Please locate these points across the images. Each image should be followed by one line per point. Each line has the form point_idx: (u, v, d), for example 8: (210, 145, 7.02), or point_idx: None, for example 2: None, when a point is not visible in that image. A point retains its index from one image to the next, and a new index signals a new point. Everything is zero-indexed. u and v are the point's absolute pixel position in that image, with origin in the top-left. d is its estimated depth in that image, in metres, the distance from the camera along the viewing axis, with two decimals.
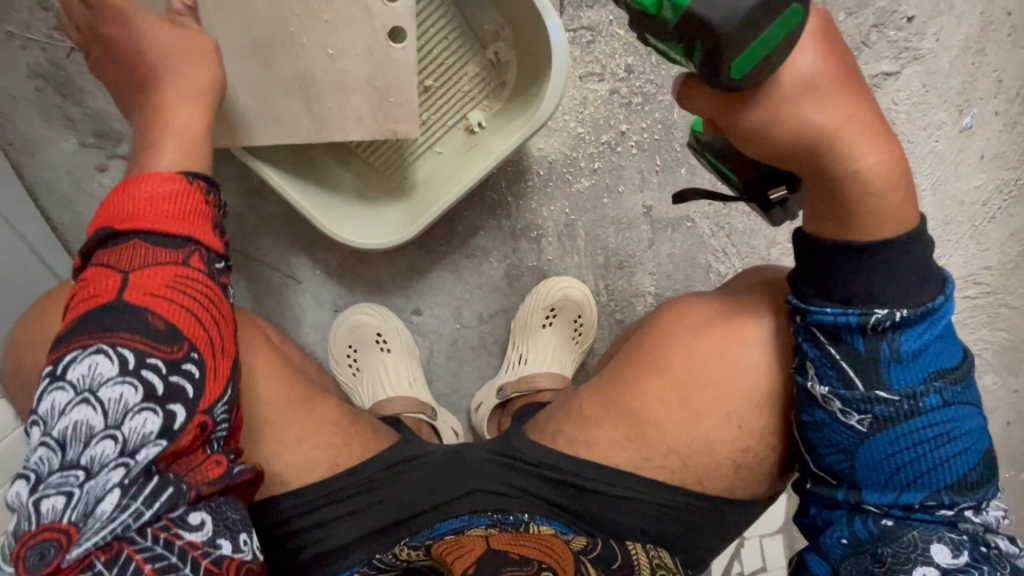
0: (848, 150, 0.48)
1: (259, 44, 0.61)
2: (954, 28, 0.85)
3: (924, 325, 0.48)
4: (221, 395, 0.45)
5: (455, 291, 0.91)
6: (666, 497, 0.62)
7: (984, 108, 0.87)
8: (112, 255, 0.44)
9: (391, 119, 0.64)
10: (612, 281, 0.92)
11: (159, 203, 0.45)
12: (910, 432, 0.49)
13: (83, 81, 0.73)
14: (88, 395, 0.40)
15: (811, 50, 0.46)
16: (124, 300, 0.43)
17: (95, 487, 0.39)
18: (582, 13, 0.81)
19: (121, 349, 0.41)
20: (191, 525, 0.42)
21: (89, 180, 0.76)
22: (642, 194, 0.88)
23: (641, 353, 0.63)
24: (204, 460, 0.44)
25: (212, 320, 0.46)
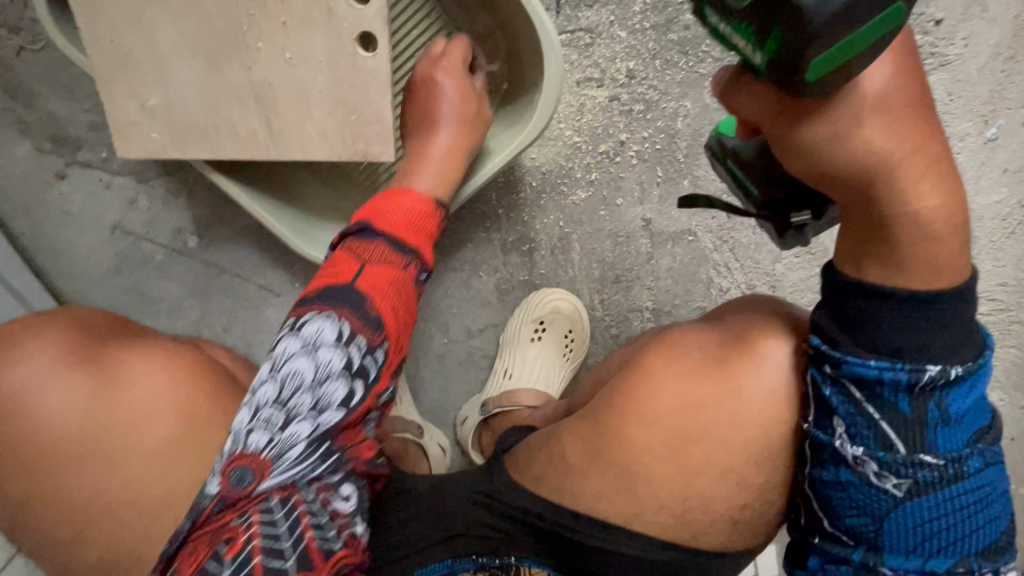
0: (908, 186, 0.41)
1: (210, 50, 0.55)
2: (985, 33, 0.78)
3: (969, 385, 0.45)
4: (388, 386, 0.53)
5: (443, 304, 0.87)
6: (653, 554, 0.54)
7: (1011, 118, 0.81)
8: (365, 247, 0.51)
9: (360, 140, 0.57)
10: (608, 296, 0.87)
11: (415, 218, 0.54)
12: (947, 498, 0.45)
13: (35, 82, 0.67)
14: (310, 353, 0.49)
15: (888, 66, 0.38)
16: (355, 287, 0.50)
17: (288, 436, 0.49)
18: (581, 14, 0.75)
19: (342, 324, 0.49)
20: (342, 495, 0.54)
21: (49, 188, 0.71)
22: (641, 207, 0.82)
23: (626, 400, 0.56)
24: (364, 444, 0.54)
25: (401, 323, 0.52)
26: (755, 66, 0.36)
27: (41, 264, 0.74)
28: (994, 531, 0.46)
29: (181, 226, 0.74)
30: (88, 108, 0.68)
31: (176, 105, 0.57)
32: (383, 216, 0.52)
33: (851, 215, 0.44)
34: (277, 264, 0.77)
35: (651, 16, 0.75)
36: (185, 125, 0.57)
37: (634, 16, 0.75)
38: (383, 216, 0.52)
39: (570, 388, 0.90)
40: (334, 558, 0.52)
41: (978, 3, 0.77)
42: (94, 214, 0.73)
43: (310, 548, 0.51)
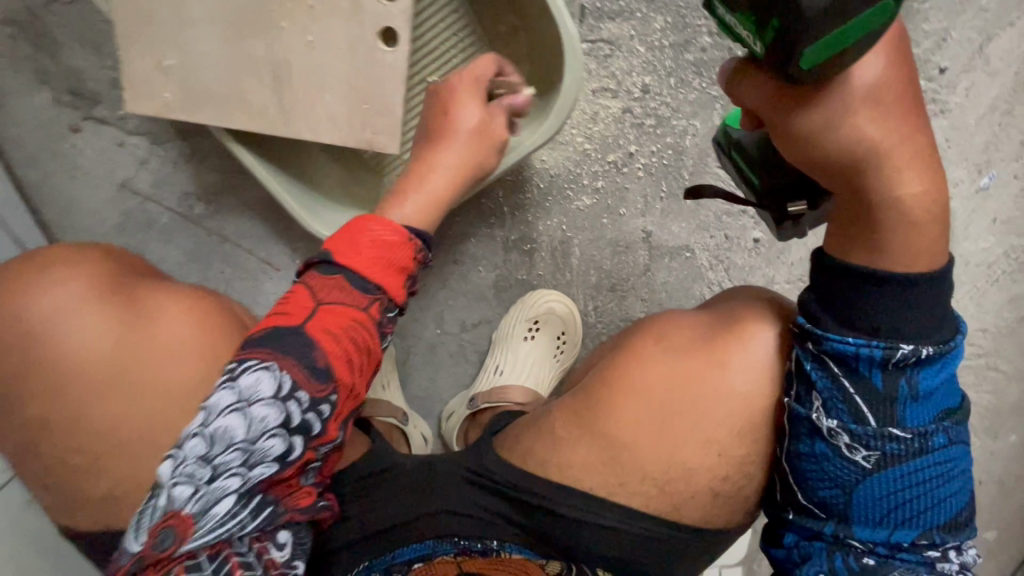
0: (891, 174, 0.44)
1: (234, 21, 0.55)
2: (986, 86, 0.81)
3: (941, 364, 0.47)
4: (334, 437, 0.50)
5: (439, 296, 0.88)
6: (639, 525, 0.56)
7: (1003, 170, 0.84)
8: (320, 283, 0.49)
9: (369, 129, 0.56)
10: (602, 304, 0.88)
11: (386, 251, 0.50)
12: (910, 471, 0.47)
13: (61, 35, 0.68)
14: (242, 408, 0.45)
15: (883, 58, 0.40)
16: (302, 330, 0.47)
17: (217, 488, 0.45)
18: (603, 25, 0.77)
19: (284, 374, 0.46)
20: (277, 543, 0.49)
21: (61, 140, 0.71)
22: (643, 219, 0.84)
23: (615, 374, 0.59)
24: (301, 491, 0.51)
25: (349, 369, 0.49)
26: (756, 53, 0.40)
27: (43, 215, 0.73)
28: (957, 505, 0.48)
29: (188, 191, 0.75)
30: (110, 65, 0.69)
31: (191, 69, 0.56)
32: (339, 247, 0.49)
33: (842, 203, 0.47)
34: (281, 237, 0.77)
35: (670, 35, 0.77)
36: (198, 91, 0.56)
37: (654, 32, 0.77)
38: (340, 252, 0.49)
39: (557, 390, 0.91)
40: None
41: (984, 56, 0.79)
42: (103, 170, 0.73)
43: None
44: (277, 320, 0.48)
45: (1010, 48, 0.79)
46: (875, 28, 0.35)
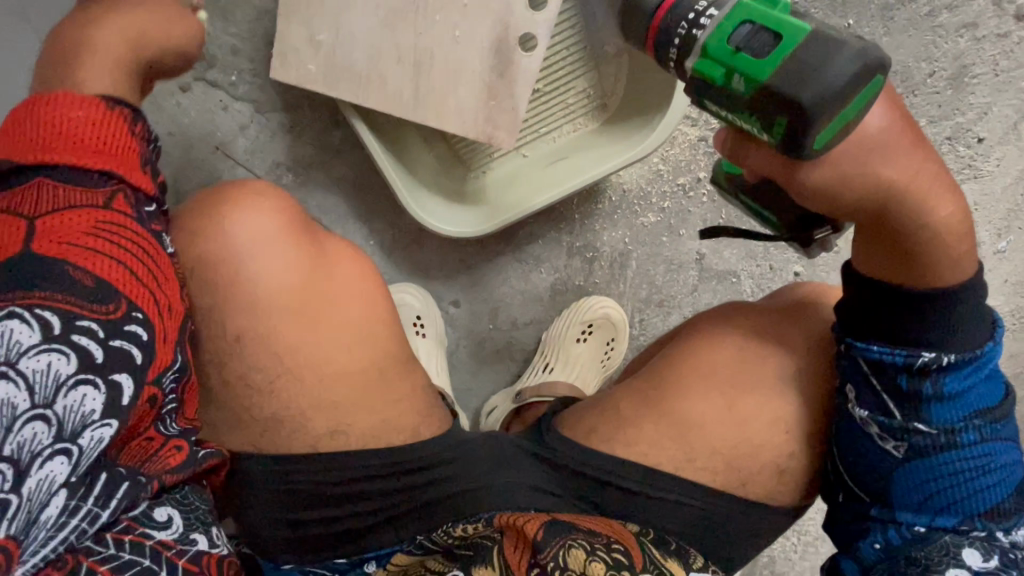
0: (918, 205, 0.48)
1: (393, 11, 0.64)
2: (1014, 159, 0.89)
3: (970, 368, 0.50)
4: (167, 362, 0.42)
5: (497, 292, 0.91)
6: (710, 500, 0.58)
7: (1019, 237, 0.93)
8: (20, 198, 0.40)
9: (491, 123, 0.64)
10: (647, 317, 0.93)
11: (65, 123, 0.42)
12: (944, 462, 0.51)
13: None
14: (11, 370, 0.34)
15: (882, 106, 0.46)
16: (31, 251, 0.39)
17: (37, 491, 0.34)
18: None
19: (47, 311, 0.37)
20: (158, 522, 0.40)
21: (169, 97, 0.74)
22: (699, 241, 0.90)
23: (683, 355, 0.62)
24: (165, 448, 0.43)
25: (152, 277, 0.42)
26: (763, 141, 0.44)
27: None
28: (1003, 490, 0.51)
29: (280, 161, 0.78)
30: (233, 33, 0.73)
31: (342, 46, 0.65)
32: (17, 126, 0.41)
33: (866, 237, 0.50)
34: None
35: None
36: (349, 68, 0.65)
37: None
38: (28, 130, 0.42)
39: None
40: None
41: (1016, 132, 0.88)
42: (203, 131, 0.76)
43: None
44: (100, 212, 0.41)
45: None
46: (862, 106, 0.41)
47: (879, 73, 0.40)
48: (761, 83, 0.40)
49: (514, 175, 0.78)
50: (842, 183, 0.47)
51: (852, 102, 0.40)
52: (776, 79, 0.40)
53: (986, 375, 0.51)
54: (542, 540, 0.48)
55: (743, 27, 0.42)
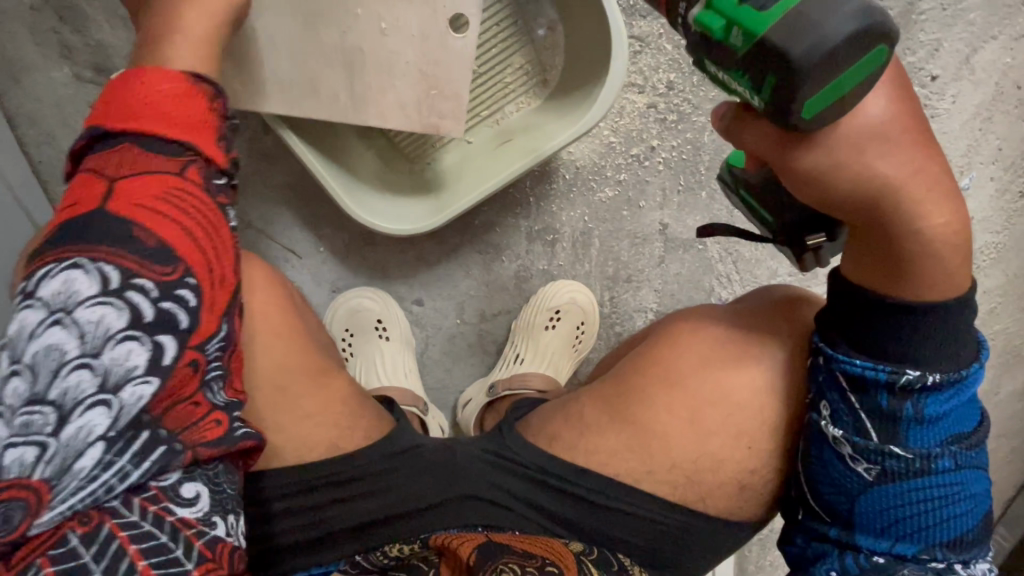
0: (916, 206, 0.45)
1: (310, 13, 0.59)
2: (970, 94, 0.88)
3: (953, 390, 0.49)
4: (216, 330, 0.40)
5: (460, 286, 0.88)
6: (664, 513, 0.58)
7: (981, 173, 0.92)
8: (100, 160, 0.39)
9: (436, 114, 0.61)
10: (617, 294, 0.91)
11: (161, 104, 0.40)
12: (913, 488, 0.50)
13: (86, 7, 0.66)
14: (64, 317, 0.35)
15: (883, 93, 0.43)
16: (107, 209, 0.38)
17: (73, 440, 0.34)
18: (634, 22, 0.80)
19: (101, 265, 0.36)
20: (183, 500, 0.38)
21: (80, 118, 0.68)
22: (660, 212, 0.87)
23: (650, 363, 0.60)
24: (206, 420, 0.39)
25: (212, 244, 0.40)
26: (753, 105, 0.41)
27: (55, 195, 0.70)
28: (964, 523, 0.51)
29: None
30: None
31: (268, 59, 0.61)
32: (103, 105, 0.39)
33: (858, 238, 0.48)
34: None
35: None
36: (274, 83, 0.61)
37: None
38: (110, 111, 0.40)
39: (572, 379, 0.93)
40: None
41: (969, 66, 0.86)
42: None
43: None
44: (167, 180, 0.39)
45: (993, 59, 0.87)
46: (863, 79, 0.39)
47: (885, 39, 0.37)
48: (760, 35, 0.38)
49: (457, 170, 0.75)
50: (833, 174, 0.44)
51: (851, 65, 0.38)
52: (774, 35, 0.37)
53: (964, 403, 0.50)
54: (477, 561, 0.50)
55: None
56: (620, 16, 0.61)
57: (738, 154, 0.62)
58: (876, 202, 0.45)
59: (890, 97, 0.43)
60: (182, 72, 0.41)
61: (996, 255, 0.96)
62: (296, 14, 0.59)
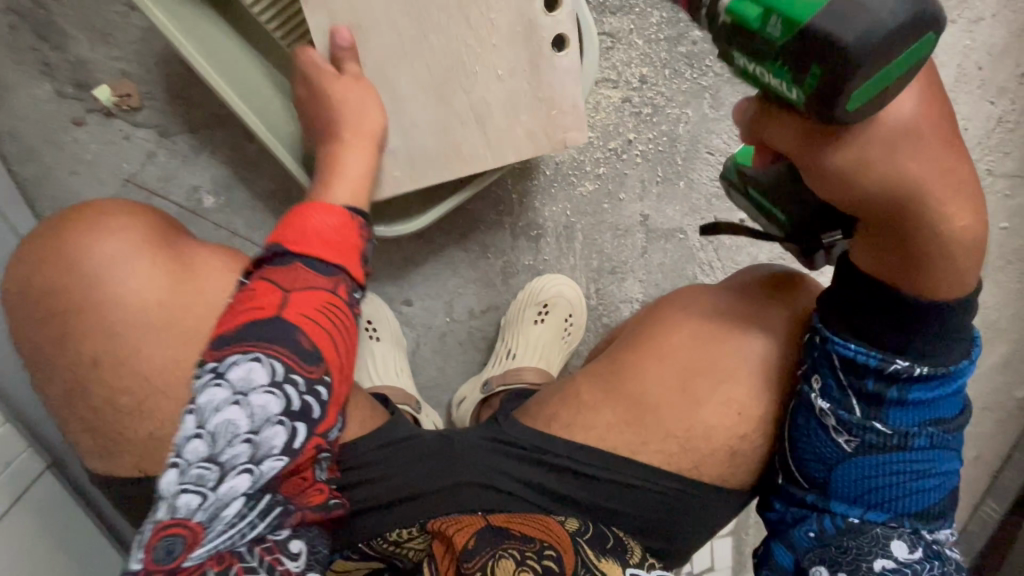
0: (937, 208, 0.44)
1: (435, 75, 0.63)
2: None
3: (938, 382, 0.50)
4: (336, 421, 0.49)
5: (448, 284, 0.90)
6: (660, 483, 0.59)
7: None
8: (276, 272, 0.48)
9: (562, 130, 0.66)
10: (603, 286, 0.93)
11: (327, 233, 0.50)
12: (886, 461, 0.52)
13: (66, 24, 0.67)
14: (242, 398, 0.44)
15: (917, 91, 0.41)
16: (282, 317, 0.47)
17: (226, 493, 0.43)
18: (605, 19, 0.82)
19: (273, 360, 0.45)
20: (290, 553, 0.47)
21: (62, 133, 0.69)
22: (640, 203, 0.89)
23: (643, 340, 0.63)
24: (312, 488, 0.50)
25: (335, 348, 0.48)
26: (790, 98, 0.40)
27: (40, 210, 0.71)
28: (929, 499, 0.53)
29: (198, 184, 0.73)
30: (118, 56, 0.68)
31: (404, 125, 0.64)
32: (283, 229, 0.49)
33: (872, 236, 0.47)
34: None
35: (664, 28, 0.83)
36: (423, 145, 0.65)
37: (652, 26, 0.83)
38: (290, 236, 0.49)
39: (563, 371, 0.95)
40: None
41: None
42: (108, 163, 0.71)
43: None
44: (322, 296, 0.48)
45: (951, 42, 0.90)
46: (905, 71, 0.38)
47: (931, 30, 0.37)
48: (803, 23, 0.36)
49: None
50: (858, 174, 0.43)
51: (894, 54, 0.37)
52: (820, 21, 0.36)
53: (947, 394, 0.51)
54: (471, 549, 0.49)
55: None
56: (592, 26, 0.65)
57: (745, 153, 0.62)
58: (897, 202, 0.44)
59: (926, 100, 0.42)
60: (344, 210, 0.52)
61: None
62: (421, 75, 0.63)
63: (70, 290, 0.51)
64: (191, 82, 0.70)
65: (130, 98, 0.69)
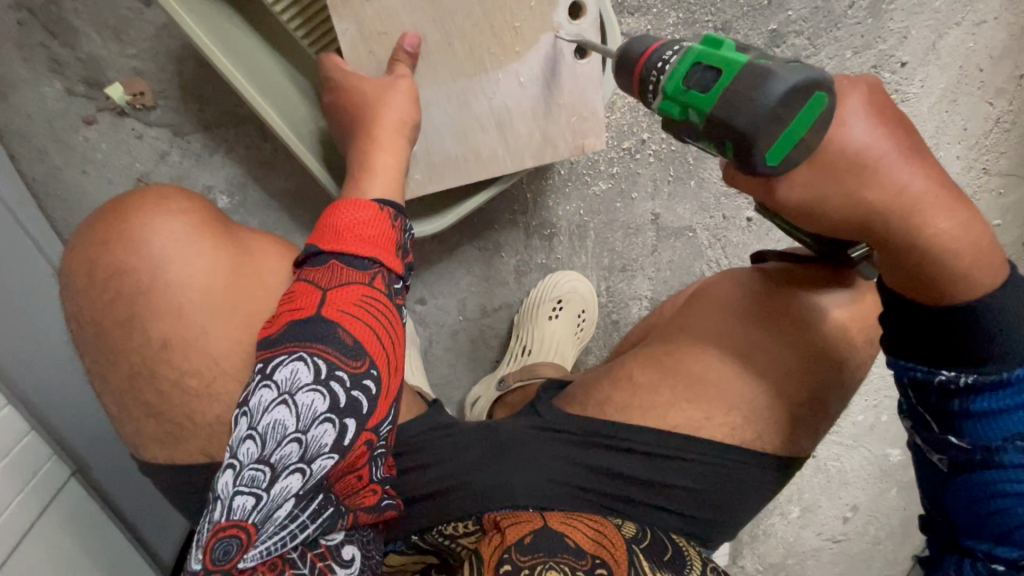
0: (922, 221, 0.41)
1: (460, 90, 0.63)
2: (936, 79, 0.92)
3: (1011, 389, 0.43)
4: (387, 415, 0.48)
5: (462, 283, 0.90)
6: (722, 456, 0.60)
7: (948, 152, 0.97)
8: (315, 272, 0.48)
9: (581, 135, 0.66)
10: (613, 284, 0.94)
11: (362, 229, 0.49)
12: (1000, 482, 0.43)
13: (76, 20, 0.65)
14: (288, 398, 0.45)
15: (856, 117, 0.39)
16: (321, 315, 0.47)
17: (278, 494, 0.45)
18: (622, 20, 0.79)
19: (316, 358, 0.45)
20: (342, 560, 0.48)
21: (72, 132, 0.68)
22: (652, 202, 0.90)
23: (697, 319, 0.65)
24: (364, 489, 0.49)
25: (388, 338, 0.48)
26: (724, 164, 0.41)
27: (50, 211, 0.69)
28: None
29: (214, 184, 0.72)
30: (131, 54, 0.67)
31: (432, 145, 0.65)
32: (319, 231, 0.49)
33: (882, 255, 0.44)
34: (307, 228, 0.76)
35: (681, 29, 0.80)
36: (442, 154, 0.65)
37: (668, 27, 0.79)
38: (324, 236, 0.49)
39: (574, 367, 0.96)
40: None
41: (936, 51, 0.91)
42: (120, 163, 0.69)
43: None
44: (361, 289, 0.48)
45: (956, 45, 0.91)
46: (812, 124, 0.38)
47: (820, 88, 0.37)
48: (709, 110, 0.39)
49: None
50: (816, 217, 0.42)
51: (795, 116, 0.37)
52: (718, 112, 0.38)
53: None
54: (527, 545, 0.48)
55: (689, 66, 0.40)
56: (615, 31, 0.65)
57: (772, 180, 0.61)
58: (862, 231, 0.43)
59: (875, 128, 0.40)
60: (380, 204, 0.51)
61: None
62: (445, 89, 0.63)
63: (132, 274, 0.51)
64: (206, 80, 0.69)
65: (144, 97, 0.68)
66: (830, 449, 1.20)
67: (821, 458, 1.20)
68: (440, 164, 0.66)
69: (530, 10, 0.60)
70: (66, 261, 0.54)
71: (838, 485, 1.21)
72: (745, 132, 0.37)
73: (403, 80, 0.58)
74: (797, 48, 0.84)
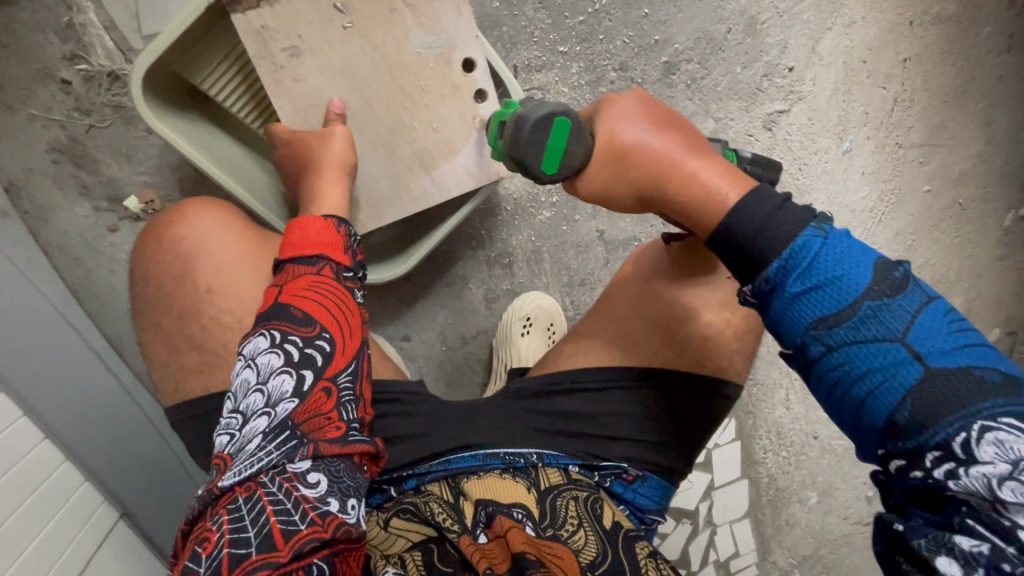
0: (681, 164, 0.51)
1: (386, 141, 0.74)
2: (825, 75, 1.05)
3: (823, 288, 0.43)
4: (344, 367, 0.56)
5: (442, 317, 1.02)
6: (640, 379, 0.69)
7: (857, 135, 1.09)
8: (276, 277, 0.58)
9: (494, 164, 0.76)
10: (576, 297, 1.06)
11: (311, 237, 0.59)
12: (865, 379, 0.42)
13: (98, 153, 0.82)
14: (252, 362, 0.53)
15: (621, 113, 0.54)
16: (279, 304, 0.55)
17: (248, 431, 0.51)
18: (533, 76, 0.92)
19: (273, 330, 0.54)
20: (308, 483, 0.49)
21: (101, 240, 0.84)
22: (594, 221, 1.03)
23: (618, 278, 0.79)
24: (329, 425, 0.53)
25: (342, 313, 0.57)
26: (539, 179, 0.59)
27: (88, 305, 0.84)
28: (958, 368, 0.40)
29: None
30: (141, 171, 0.83)
31: (368, 188, 0.75)
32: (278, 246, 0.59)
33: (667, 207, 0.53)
34: None
35: (585, 75, 0.94)
36: (376, 196, 0.75)
37: (574, 75, 0.93)
38: (283, 247, 0.59)
39: None
40: (298, 538, 0.46)
41: (817, 54, 1.04)
42: None
43: (274, 530, 0.46)
44: (311, 277, 0.57)
45: (835, 44, 1.04)
46: (569, 137, 0.54)
47: (562, 112, 0.53)
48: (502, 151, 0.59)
49: (424, 226, 0.87)
50: (606, 192, 0.55)
51: (549, 135, 0.54)
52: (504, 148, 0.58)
53: (835, 250, 0.44)
54: None
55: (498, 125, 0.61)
56: (509, 73, 0.76)
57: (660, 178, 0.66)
58: (643, 197, 0.54)
59: (626, 123, 0.54)
60: (326, 216, 0.61)
61: (893, 200, 1.15)
62: (374, 145, 0.74)
63: (189, 239, 0.65)
64: (200, 182, 0.85)
65: (154, 203, 0.84)
66: (829, 428, 1.29)
67: (823, 438, 1.29)
68: (379, 204, 0.76)
69: (431, 71, 0.72)
70: (142, 240, 0.68)
71: (850, 464, 1.31)
72: (519, 156, 0.55)
73: (337, 130, 0.68)
74: (691, 73, 0.98)
